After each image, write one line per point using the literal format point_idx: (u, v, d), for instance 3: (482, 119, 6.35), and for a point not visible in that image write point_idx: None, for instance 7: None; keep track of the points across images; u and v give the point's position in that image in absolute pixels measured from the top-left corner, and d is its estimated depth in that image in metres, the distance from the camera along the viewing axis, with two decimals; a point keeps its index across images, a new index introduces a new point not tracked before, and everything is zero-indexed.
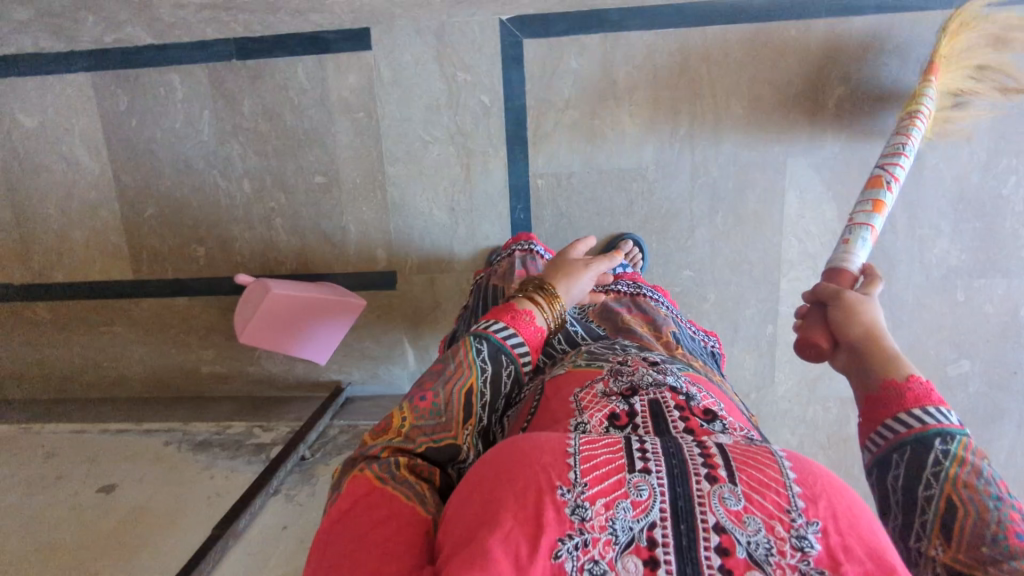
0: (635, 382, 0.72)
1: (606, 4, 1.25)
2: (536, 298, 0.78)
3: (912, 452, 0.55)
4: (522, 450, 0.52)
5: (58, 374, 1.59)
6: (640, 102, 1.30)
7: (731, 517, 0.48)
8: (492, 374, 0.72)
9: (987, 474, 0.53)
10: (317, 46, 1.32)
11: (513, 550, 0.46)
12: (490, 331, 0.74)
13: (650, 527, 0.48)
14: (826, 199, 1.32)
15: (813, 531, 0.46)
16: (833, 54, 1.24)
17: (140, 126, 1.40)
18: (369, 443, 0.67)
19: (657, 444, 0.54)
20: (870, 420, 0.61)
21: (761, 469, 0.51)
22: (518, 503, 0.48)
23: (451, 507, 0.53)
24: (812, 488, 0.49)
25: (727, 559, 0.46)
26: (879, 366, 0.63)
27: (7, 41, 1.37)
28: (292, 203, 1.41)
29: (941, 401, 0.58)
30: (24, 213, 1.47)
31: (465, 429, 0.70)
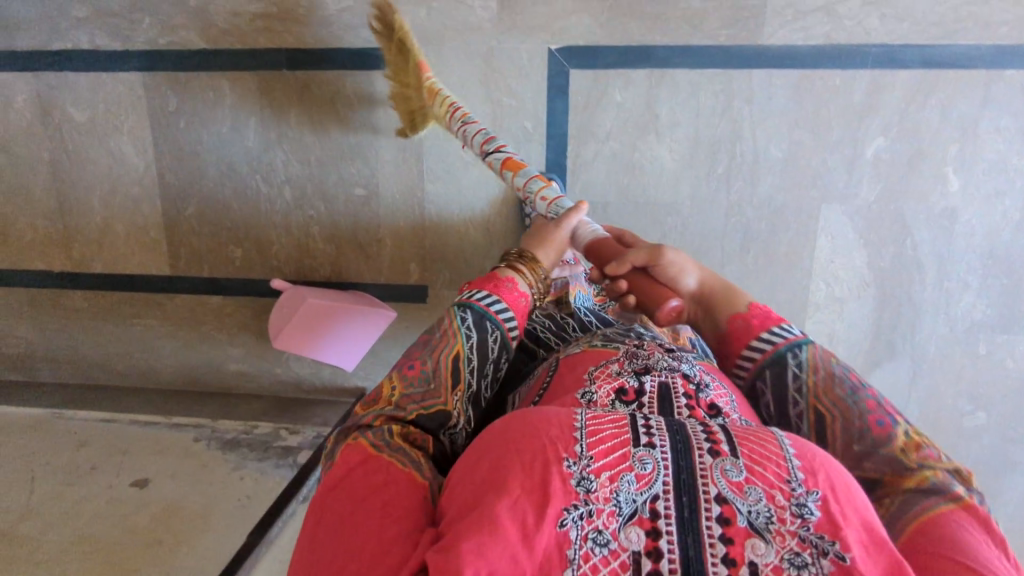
0: (649, 364, 0.76)
1: (654, 41, 1.26)
2: (518, 266, 0.91)
3: (772, 374, 0.78)
4: (532, 422, 0.59)
5: (88, 361, 1.63)
6: (681, 139, 1.31)
7: (732, 488, 0.55)
8: (478, 340, 0.83)
9: (837, 372, 0.75)
10: (366, 62, 1.35)
11: (521, 516, 0.53)
12: (474, 300, 0.86)
13: (652, 500, 0.55)
14: (857, 247, 1.33)
15: (812, 499, 0.54)
16: (877, 105, 1.25)
17: (187, 128, 1.43)
18: (362, 413, 0.80)
19: (661, 421, 0.61)
20: (732, 351, 0.82)
21: (761, 445, 0.58)
22: (528, 469, 0.55)
23: (456, 472, 0.61)
24: (809, 461, 0.56)
25: (728, 528, 0.53)
26: (724, 304, 0.84)
27: (63, 36, 1.39)
28: (331, 213, 1.44)
29: (774, 318, 0.82)
30: (69, 203, 1.51)
31: (454, 395, 0.81)
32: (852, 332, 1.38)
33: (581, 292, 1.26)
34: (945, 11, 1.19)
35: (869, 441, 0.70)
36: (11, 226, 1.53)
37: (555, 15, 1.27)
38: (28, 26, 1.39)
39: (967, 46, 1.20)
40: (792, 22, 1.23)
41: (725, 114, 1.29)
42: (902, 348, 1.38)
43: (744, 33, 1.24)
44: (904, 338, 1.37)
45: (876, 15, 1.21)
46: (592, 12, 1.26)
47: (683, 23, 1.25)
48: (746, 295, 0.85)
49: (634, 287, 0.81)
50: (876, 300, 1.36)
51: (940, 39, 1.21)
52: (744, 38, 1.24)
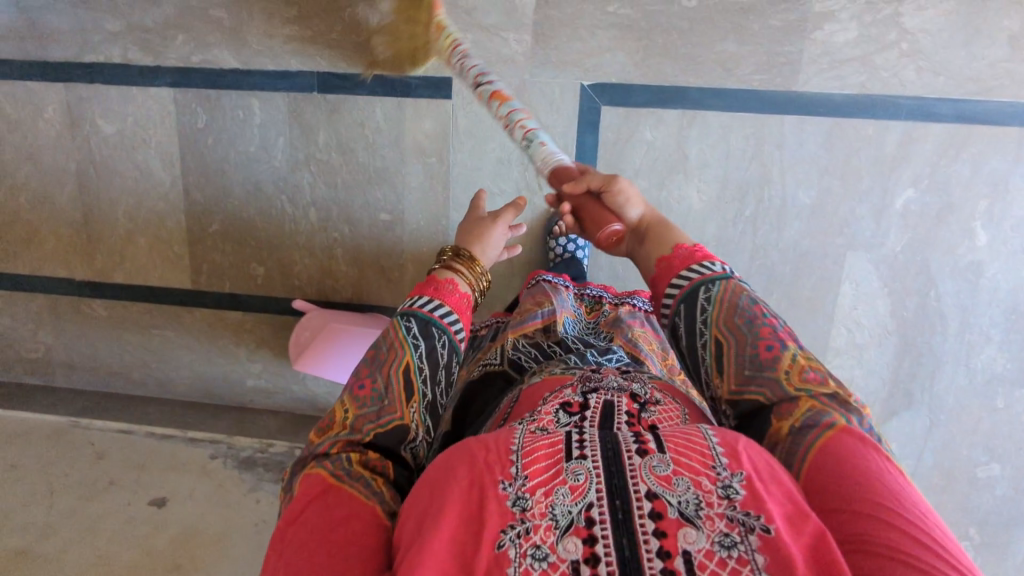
0: (599, 386, 0.76)
1: (688, 83, 1.26)
2: (455, 267, 0.89)
3: (686, 309, 0.78)
4: (468, 445, 0.60)
5: (105, 369, 1.63)
6: (710, 181, 1.31)
7: (661, 483, 0.55)
8: (427, 349, 0.81)
9: (741, 303, 0.76)
10: (398, 89, 1.34)
11: (463, 539, 0.53)
12: (418, 307, 0.84)
13: (587, 507, 0.54)
14: (880, 295, 1.33)
15: (736, 479, 0.55)
16: (909, 155, 1.25)
17: (215, 145, 1.43)
18: (317, 441, 0.77)
19: (594, 434, 0.61)
20: (658, 287, 0.82)
21: (687, 440, 0.59)
22: (466, 494, 0.55)
23: (406, 501, 0.61)
24: (730, 448, 0.57)
25: (661, 521, 0.52)
26: (658, 241, 0.86)
27: (95, 49, 1.40)
28: (355, 235, 1.45)
29: (701, 256, 0.82)
30: (93, 213, 1.51)
31: (410, 407, 0.79)
32: (870, 380, 1.38)
33: (570, 319, 1.14)
34: (982, 67, 1.19)
35: (758, 366, 0.72)
36: (35, 233, 1.54)
37: (589, 52, 1.27)
38: (62, 38, 1.40)
39: (1000, 102, 1.21)
40: (829, 71, 1.23)
41: (756, 158, 1.28)
42: (919, 397, 1.38)
43: (779, 79, 1.24)
44: (922, 388, 1.37)
45: (913, 67, 1.20)
46: (628, 50, 1.26)
47: (718, 66, 1.24)
48: (677, 231, 0.87)
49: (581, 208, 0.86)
50: (896, 348, 1.35)
51: (975, 94, 1.21)
52: (779, 84, 1.24)
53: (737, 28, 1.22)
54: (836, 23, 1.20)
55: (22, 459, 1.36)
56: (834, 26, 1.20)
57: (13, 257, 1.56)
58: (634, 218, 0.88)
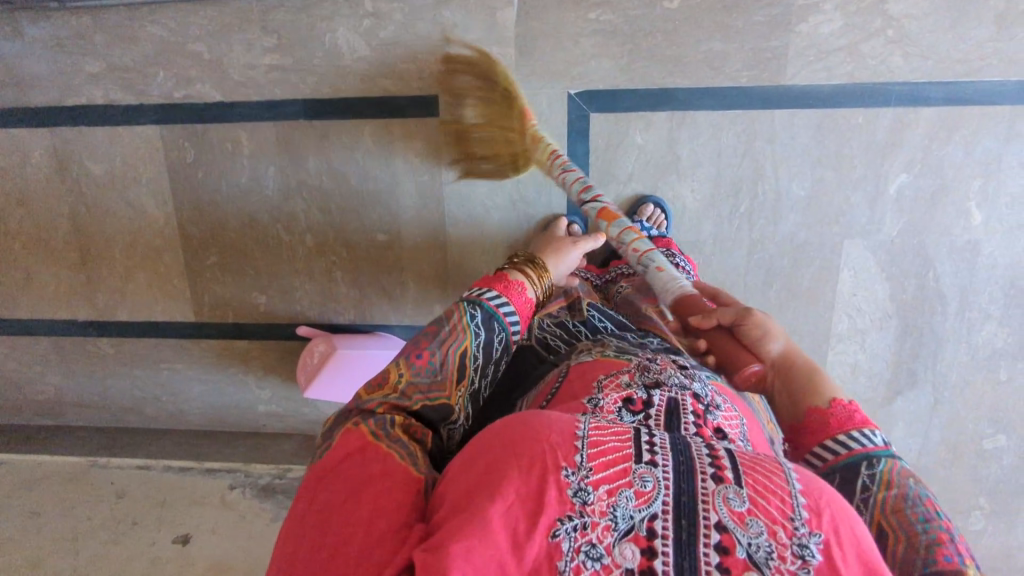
0: (660, 380, 0.74)
1: (675, 83, 1.26)
2: (525, 272, 0.87)
3: (843, 477, 0.68)
4: (534, 429, 0.55)
5: (118, 405, 1.65)
6: (702, 180, 1.32)
7: (733, 518, 0.50)
8: (485, 339, 0.79)
9: (913, 496, 0.63)
10: (384, 111, 1.34)
11: (512, 522, 0.50)
12: (484, 298, 0.81)
13: (651, 518, 0.51)
14: (878, 280, 1.34)
15: (815, 541, 0.49)
16: (900, 140, 1.25)
17: (206, 178, 1.42)
18: (364, 397, 0.73)
19: (666, 437, 0.57)
20: (803, 443, 0.74)
21: (768, 476, 0.53)
22: (523, 476, 0.52)
23: (451, 472, 0.58)
24: (816, 501, 0.51)
25: (725, 557, 0.48)
26: (804, 391, 0.75)
27: (77, 92, 1.39)
28: (354, 258, 1.45)
29: (863, 421, 0.72)
30: (91, 254, 1.51)
31: (458, 390, 0.77)
32: (874, 362, 1.40)
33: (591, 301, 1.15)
34: (971, 49, 1.19)
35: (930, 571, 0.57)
36: (35, 277, 1.54)
37: (574, 61, 1.27)
38: (43, 83, 1.38)
39: (991, 82, 1.20)
40: (816, 62, 1.22)
41: (747, 154, 1.29)
42: (924, 376, 1.39)
43: (765, 74, 1.24)
44: (927, 367, 1.39)
45: (900, 53, 1.20)
46: (612, 56, 1.26)
47: (704, 66, 1.24)
48: (834, 388, 0.76)
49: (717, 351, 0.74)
50: (898, 331, 1.37)
51: (964, 75, 1.20)
52: (766, 79, 1.24)
53: (720, 27, 1.22)
54: (821, 14, 1.20)
55: (44, 504, 1.37)
56: (819, 18, 1.20)
57: (14, 303, 1.56)
58: (773, 355, 0.76)
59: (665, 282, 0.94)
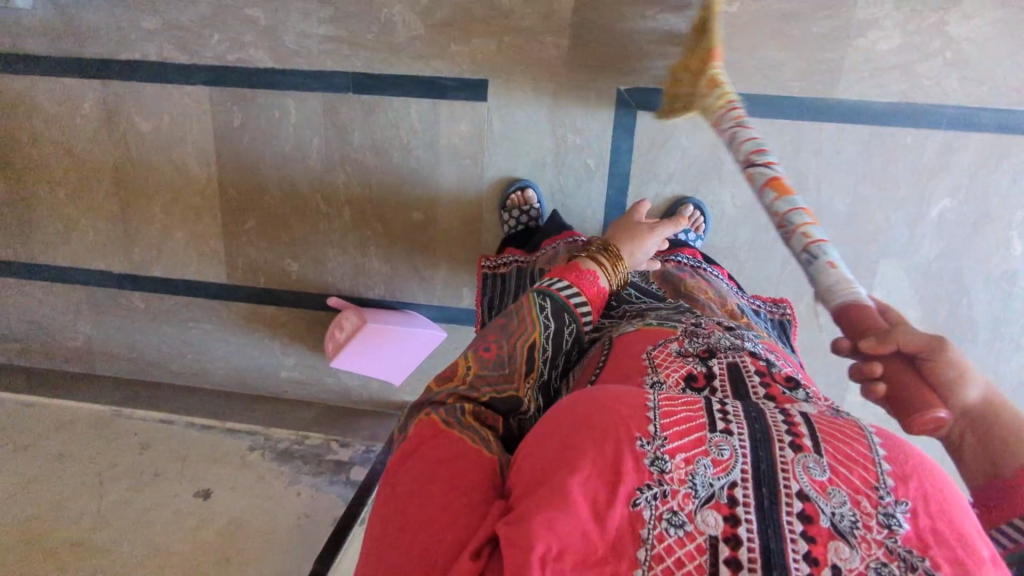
0: (711, 345, 0.72)
1: (726, 87, 1.26)
2: (599, 260, 0.80)
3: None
4: (603, 402, 0.51)
5: (144, 359, 1.68)
6: (743, 187, 1.32)
7: (815, 487, 0.45)
8: (555, 331, 0.72)
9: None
10: (433, 91, 1.34)
11: (594, 493, 0.46)
12: (554, 288, 0.74)
13: (731, 486, 0.46)
14: (911, 303, 1.34)
15: (902, 510, 0.43)
16: (946, 164, 1.25)
17: (251, 143, 1.44)
18: (435, 389, 0.67)
19: (736, 406, 0.52)
20: (992, 512, 0.55)
21: (848, 444, 0.48)
22: (598, 447, 0.47)
23: (524, 447, 0.53)
24: (902, 466, 0.45)
25: (810, 526, 0.44)
26: (1010, 456, 0.56)
27: (132, 48, 1.41)
28: (389, 234, 1.46)
29: None
30: (131, 208, 1.53)
31: (527, 382, 0.69)
32: None
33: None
34: None
35: None
36: (74, 226, 1.57)
37: (626, 57, 1.27)
38: (100, 35, 1.41)
39: None
40: (870, 79, 1.22)
41: (791, 165, 1.28)
42: None
43: (817, 87, 1.24)
44: None
45: (956, 77, 1.20)
46: (665, 56, 1.26)
47: (757, 72, 1.24)
48: None
49: (892, 381, 0.59)
50: None
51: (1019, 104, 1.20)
52: (817, 91, 1.24)
53: (777, 36, 1.22)
54: (880, 30, 1.19)
55: (69, 448, 1.40)
56: (876, 34, 1.20)
57: (51, 249, 1.59)
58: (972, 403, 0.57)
59: (831, 284, 0.73)
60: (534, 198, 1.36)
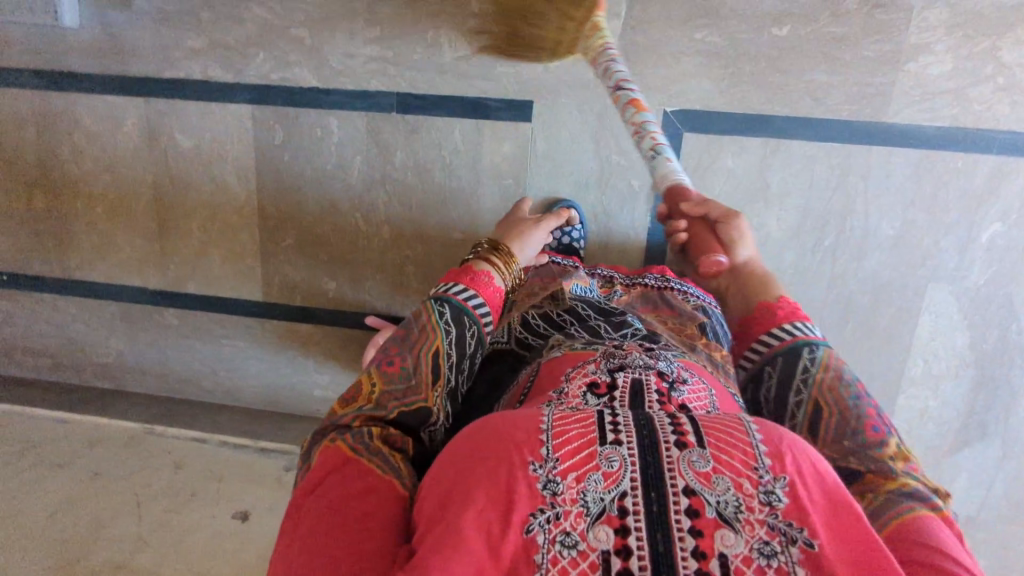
0: (625, 362, 0.74)
1: (774, 110, 1.25)
2: (491, 261, 0.92)
3: (783, 362, 0.87)
4: (491, 432, 0.56)
5: (175, 376, 1.66)
6: (790, 210, 1.31)
7: (699, 480, 0.53)
8: (456, 336, 0.80)
9: (846, 377, 0.82)
10: (477, 111, 1.34)
11: (486, 525, 0.51)
12: (452, 293, 0.83)
13: (620, 497, 0.52)
14: (959, 328, 1.32)
15: (780, 486, 0.52)
16: (997, 188, 1.23)
17: (292, 162, 1.44)
18: (340, 412, 0.74)
19: (629, 416, 0.58)
20: (756, 329, 0.96)
21: (730, 433, 0.56)
22: (490, 476, 0.53)
23: (427, 481, 0.59)
24: (776, 446, 0.54)
25: (696, 520, 0.51)
26: (760, 288, 1.02)
27: (177, 66, 1.41)
28: (428, 253, 1.46)
29: (803, 317, 0.94)
30: (169, 225, 1.53)
31: (434, 391, 0.77)
32: (944, 409, 1.37)
33: (578, 285, 1.11)
34: None
35: (862, 443, 0.75)
36: (111, 242, 1.56)
37: (674, 79, 1.27)
38: (145, 54, 1.41)
39: None
40: (921, 102, 1.21)
41: (838, 188, 1.28)
42: (993, 430, 1.37)
43: (868, 109, 1.23)
44: (998, 421, 1.36)
45: (1008, 102, 1.19)
46: (714, 78, 1.26)
47: (806, 95, 1.24)
48: (780, 291, 1.00)
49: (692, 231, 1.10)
50: (973, 380, 1.34)
51: None
52: (867, 114, 1.23)
53: (827, 58, 1.22)
54: (931, 55, 1.19)
55: (103, 466, 1.39)
56: (929, 58, 1.19)
57: (86, 264, 1.59)
58: (739, 257, 1.07)
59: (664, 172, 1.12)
60: (577, 219, 1.34)
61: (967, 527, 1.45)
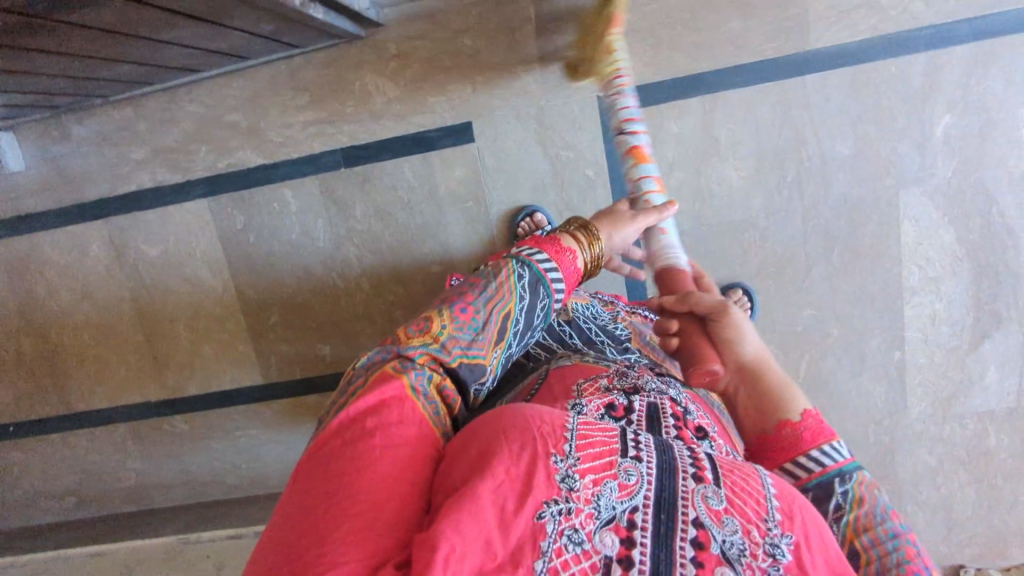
0: (639, 385, 0.73)
1: (702, 68, 1.28)
2: (579, 237, 0.77)
3: (814, 498, 0.63)
4: (527, 417, 0.53)
5: (198, 480, 1.65)
6: (745, 158, 1.31)
7: (710, 515, 0.48)
8: (528, 303, 0.71)
9: (885, 514, 0.59)
10: (421, 145, 1.37)
11: (501, 500, 0.47)
12: (534, 259, 0.72)
13: (632, 510, 0.49)
14: (942, 225, 1.32)
15: (785, 541, 0.47)
16: (935, 83, 1.25)
17: (258, 241, 1.46)
18: (405, 341, 0.64)
19: (650, 438, 0.56)
20: (769, 457, 0.68)
21: (745, 480, 0.52)
22: (514, 453, 0.49)
23: (448, 459, 0.53)
24: (788, 504, 0.50)
25: (700, 552, 0.46)
26: (772, 405, 0.69)
27: (127, 180, 1.44)
28: (411, 292, 1.46)
29: (831, 434, 0.66)
30: (156, 334, 1.54)
31: (494, 351, 0.69)
32: (953, 309, 1.35)
33: (579, 303, 1.12)
34: None
35: None
36: (106, 367, 1.57)
37: None
38: (94, 177, 1.45)
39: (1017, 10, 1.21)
40: (838, 23, 1.24)
41: (785, 124, 1.29)
42: (1007, 314, 1.35)
43: (790, 43, 1.25)
44: (1009, 305, 1.34)
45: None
46: (636, 53, 1.28)
47: (727, 45, 1.26)
48: (801, 399, 0.70)
49: (683, 332, 0.72)
50: (971, 273, 1.33)
51: (991, 8, 1.21)
52: (790, 48, 1.26)
53: (736, 6, 1.24)
54: None
55: None
56: None
57: (87, 394, 1.59)
58: (738, 361, 0.70)
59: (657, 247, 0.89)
60: (545, 221, 1.35)
61: (1013, 419, 1.42)
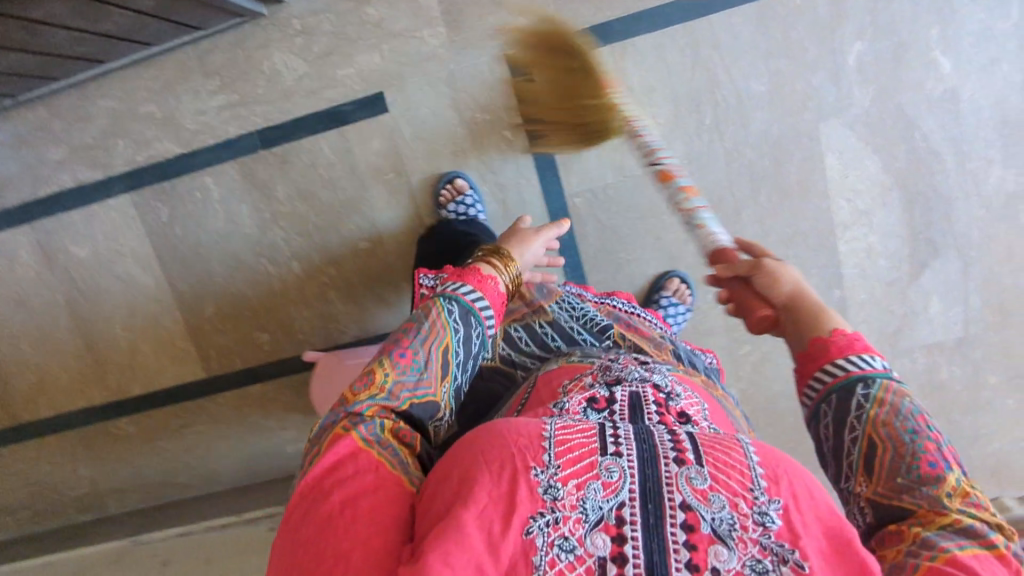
0: (621, 376, 0.70)
1: (606, 16, 1.27)
2: (494, 262, 0.79)
3: (838, 400, 0.60)
4: (500, 433, 0.53)
5: (152, 483, 1.63)
6: (660, 103, 1.30)
7: (696, 496, 0.49)
8: (464, 335, 0.70)
9: (907, 410, 0.57)
10: (335, 120, 1.35)
11: (487, 525, 0.47)
12: (459, 293, 0.71)
13: (619, 507, 0.48)
14: (866, 154, 1.29)
15: (774, 507, 0.47)
16: (841, 11, 1.24)
17: (185, 232, 1.44)
18: (350, 399, 0.62)
19: (629, 429, 0.55)
20: (802, 374, 0.65)
21: (726, 453, 0.52)
22: (493, 475, 0.49)
23: (428, 484, 0.53)
24: (773, 470, 0.50)
25: (692, 535, 0.47)
26: (810, 325, 0.67)
27: (49, 182, 1.44)
28: (343, 271, 1.44)
29: (865, 348, 0.63)
30: (94, 336, 1.53)
31: (443, 385, 0.68)
32: (887, 239, 1.33)
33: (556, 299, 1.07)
34: None
35: (914, 479, 0.53)
36: (48, 375, 1.56)
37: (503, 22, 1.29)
38: (16, 181, 1.44)
39: None
40: None
41: (697, 66, 1.27)
42: (943, 242, 1.32)
43: None
44: (943, 231, 1.31)
45: None
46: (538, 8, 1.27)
47: None
48: (837, 320, 0.67)
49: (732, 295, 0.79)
50: (903, 200, 1.31)
51: None
52: None
53: None
54: None
55: None
56: None
57: (32, 404, 1.58)
58: (783, 298, 0.72)
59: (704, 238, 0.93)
60: (467, 186, 1.35)
61: (964, 348, 1.38)
